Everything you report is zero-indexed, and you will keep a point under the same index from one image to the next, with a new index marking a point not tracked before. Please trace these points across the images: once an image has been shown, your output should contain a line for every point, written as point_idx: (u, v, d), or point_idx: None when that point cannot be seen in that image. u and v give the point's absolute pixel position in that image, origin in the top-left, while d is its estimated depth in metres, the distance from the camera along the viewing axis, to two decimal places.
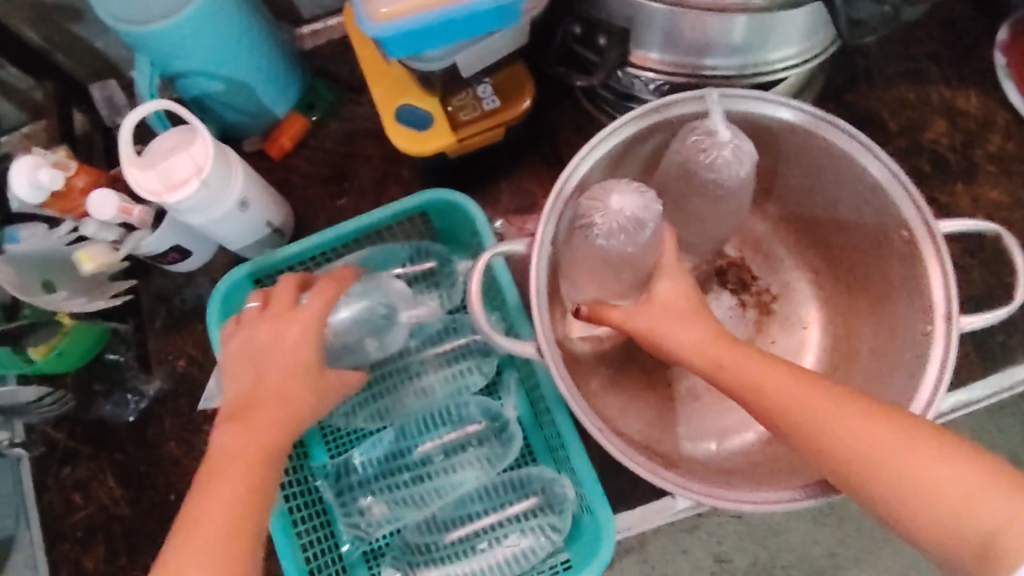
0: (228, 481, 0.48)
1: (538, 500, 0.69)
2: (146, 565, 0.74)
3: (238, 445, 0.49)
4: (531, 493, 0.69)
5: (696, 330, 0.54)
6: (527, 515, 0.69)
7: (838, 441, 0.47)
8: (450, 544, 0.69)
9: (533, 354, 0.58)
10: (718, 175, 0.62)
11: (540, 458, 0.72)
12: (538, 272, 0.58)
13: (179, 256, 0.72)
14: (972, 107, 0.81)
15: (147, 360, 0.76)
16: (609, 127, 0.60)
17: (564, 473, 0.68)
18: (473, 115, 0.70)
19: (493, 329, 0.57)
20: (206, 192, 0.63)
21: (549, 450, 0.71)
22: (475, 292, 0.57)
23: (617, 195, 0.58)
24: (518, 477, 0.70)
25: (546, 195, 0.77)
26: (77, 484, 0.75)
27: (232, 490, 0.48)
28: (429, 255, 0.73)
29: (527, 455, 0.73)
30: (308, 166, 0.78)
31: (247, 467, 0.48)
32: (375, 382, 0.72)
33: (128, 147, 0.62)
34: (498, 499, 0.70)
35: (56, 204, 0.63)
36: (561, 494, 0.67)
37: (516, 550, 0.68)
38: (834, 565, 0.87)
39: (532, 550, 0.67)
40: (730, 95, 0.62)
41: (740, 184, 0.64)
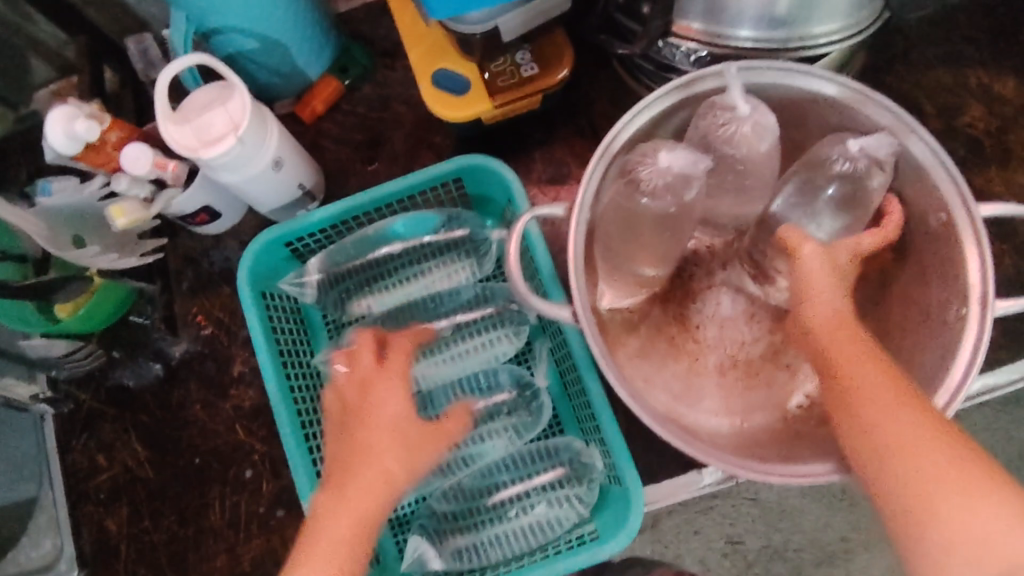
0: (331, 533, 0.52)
1: (565, 470, 0.68)
2: (169, 528, 0.74)
3: (339, 501, 0.54)
4: (559, 464, 0.68)
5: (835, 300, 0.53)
6: (554, 486, 0.68)
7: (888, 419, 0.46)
8: (479, 511, 0.69)
9: (568, 319, 0.57)
10: (742, 150, 0.61)
11: (568, 428, 0.72)
12: (575, 241, 0.58)
13: (208, 217, 0.71)
14: (1010, 92, 0.78)
15: (174, 322, 0.75)
16: (652, 94, 0.60)
17: (592, 444, 0.68)
18: (511, 82, 0.70)
19: (530, 290, 0.56)
20: (241, 150, 0.62)
21: (577, 422, 0.71)
22: (514, 253, 0.56)
23: (666, 151, 0.59)
24: (546, 447, 0.70)
25: (579, 165, 0.76)
26: (101, 445, 0.75)
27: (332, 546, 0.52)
28: (463, 221, 0.72)
29: (555, 424, 0.73)
30: (340, 131, 0.78)
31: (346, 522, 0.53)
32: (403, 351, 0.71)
33: (163, 101, 0.61)
34: (525, 469, 0.70)
35: (88, 157, 0.63)
36: (590, 464, 0.66)
37: (543, 519, 0.67)
38: (846, 551, 0.86)
39: (559, 520, 0.67)
40: (754, 69, 0.61)
41: (761, 160, 0.63)
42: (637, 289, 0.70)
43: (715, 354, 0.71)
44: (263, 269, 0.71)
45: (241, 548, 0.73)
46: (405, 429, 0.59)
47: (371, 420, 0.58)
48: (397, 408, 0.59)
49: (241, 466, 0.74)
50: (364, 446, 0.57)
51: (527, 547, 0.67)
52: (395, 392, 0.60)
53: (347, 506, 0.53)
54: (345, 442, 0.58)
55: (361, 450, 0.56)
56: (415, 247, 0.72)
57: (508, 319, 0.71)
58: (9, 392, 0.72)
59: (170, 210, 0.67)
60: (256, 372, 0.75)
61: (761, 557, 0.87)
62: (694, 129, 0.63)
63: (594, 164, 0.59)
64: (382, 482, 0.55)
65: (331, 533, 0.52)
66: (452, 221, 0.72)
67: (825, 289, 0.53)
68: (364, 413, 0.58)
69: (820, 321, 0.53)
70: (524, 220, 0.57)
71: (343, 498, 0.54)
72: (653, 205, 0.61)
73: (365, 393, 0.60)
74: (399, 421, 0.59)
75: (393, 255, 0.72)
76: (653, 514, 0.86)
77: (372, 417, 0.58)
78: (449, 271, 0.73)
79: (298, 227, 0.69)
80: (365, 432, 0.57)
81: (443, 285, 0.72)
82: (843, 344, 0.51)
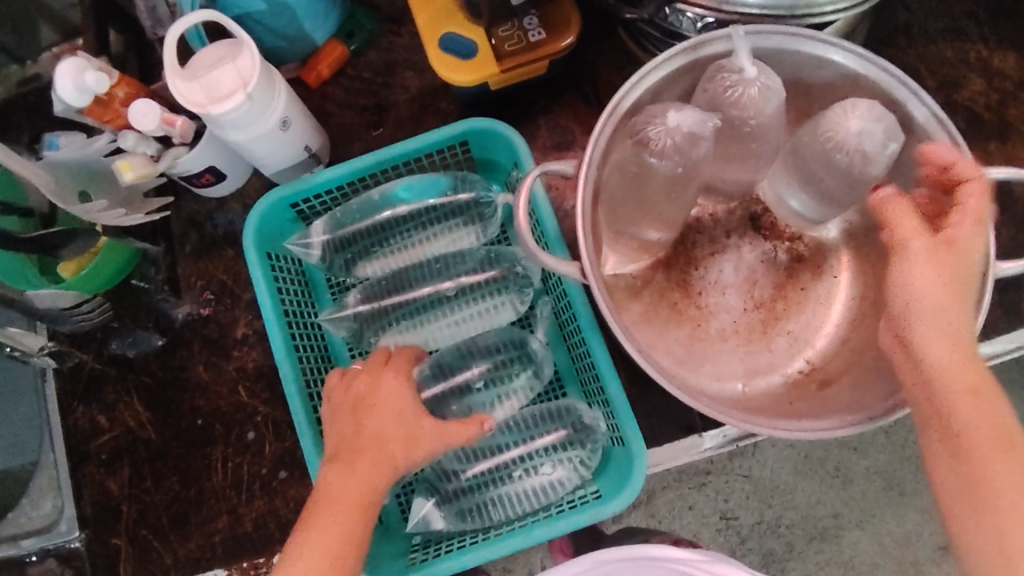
0: (333, 522, 0.54)
1: (569, 433, 0.68)
2: (171, 489, 0.74)
3: (342, 488, 0.55)
4: (563, 426, 0.68)
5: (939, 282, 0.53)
6: (558, 447, 0.68)
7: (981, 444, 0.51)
8: (483, 473, 0.69)
9: (575, 274, 0.57)
10: (742, 114, 0.61)
11: (570, 389, 0.73)
12: (584, 196, 0.58)
13: (213, 178, 0.71)
14: (1010, 67, 0.79)
15: (177, 285, 0.75)
16: (657, 58, 0.60)
17: (596, 405, 0.69)
18: (518, 47, 0.69)
19: (538, 246, 0.56)
20: (250, 107, 0.62)
21: (579, 382, 0.73)
22: (523, 209, 0.56)
23: (674, 112, 0.59)
24: (546, 409, 0.70)
25: (584, 133, 0.76)
26: (102, 407, 0.75)
27: (334, 532, 0.54)
28: (469, 185, 0.72)
29: (558, 384, 0.74)
30: (345, 96, 0.78)
31: (349, 514, 0.54)
32: (408, 312, 0.71)
33: (172, 57, 0.60)
34: (527, 432, 0.70)
35: (95, 112, 0.63)
36: (593, 425, 0.67)
37: (547, 480, 0.68)
38: (837, 526, 0.87)
39: (563, 481, 0.68)
40: (759, 32, 0.61)
41: (767, 124, 0.63)
42: (640, 254, 0.71)
43: (717, 320, 0.71)
44: (269, 228, 0.71)
45: (242, 509, 0.73)
46: (410, 415, 0.58)
47: (378, 407, 0.58)
48: (405, 395, 0.58)
49: (243, 429, 0.74)
50: (368, 438, 0.56)
51: (533, 506, 0.68)
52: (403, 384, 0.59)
53: (349, 496, 0.55)
54: (354, 426, 0.57)
55: (370, 436, 0.56)
56: (421, 210, 0.73)
57: (513, 284, 0.71)
58: (16, 341, 0.73)
59: (175, 170, 0.67)
60: (260, 334, 0.75)
61: (754, 533, 0.88)
62: (699, 93, 0.63)
63: (602, 122, 0.59)
64: (389, 471, 0.56)
65: (337, 519, 0.54)
66: (459, 184, 0.72)
67: (926, 282, 0.53)
68: (372, 399, 0.58)
69: (921, 310, 0.53)
70: (531, 178, 0.57)
71: (351, 485, 0.55)
72: (661, 165, 0.61)
73: (371, 381, 0.59)
74: (408, 407, 0.58)
75: (401, 216, 0.73)
76: (648, 488, 0.87)
77: (379, 405, 0.58)
78: (456, 235, 0.74)
79: (305, 187, 0.70)
80: (375, 416, 0.57)
81: (448, 249, 0.73)
82: (944, 365, 0.52)
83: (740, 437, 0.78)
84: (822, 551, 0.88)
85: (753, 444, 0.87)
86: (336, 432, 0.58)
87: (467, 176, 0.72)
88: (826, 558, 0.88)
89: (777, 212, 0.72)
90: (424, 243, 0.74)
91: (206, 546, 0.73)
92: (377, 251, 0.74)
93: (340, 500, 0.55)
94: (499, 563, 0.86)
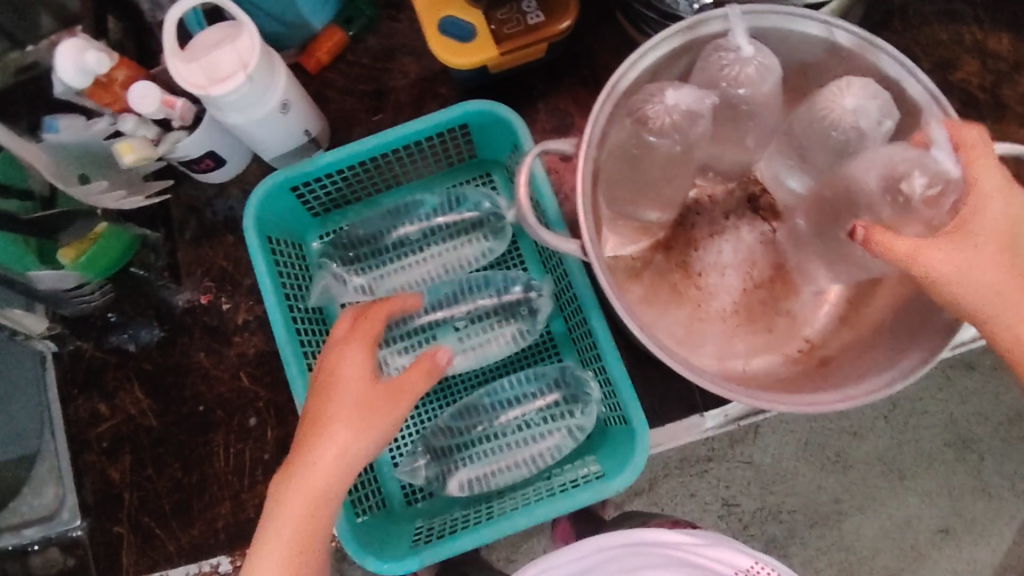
0: (276, 531, 0.52)
1: (559, 395, 0.70)
2: (174, 476, 0.74)
3: (292, 498, 0.52)
4: (553, 389, 0.70)
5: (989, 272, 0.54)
6: (551, 415, 0.70)
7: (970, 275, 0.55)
8: (476, 443, 0.71)
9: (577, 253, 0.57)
10: (741, 93, 0.61)
11: (564, 354, 0.75)
12: (585, 175, 0.57)
13: (212, 163, 0.71)
14: (1004, 48, 0.79)
15: (177, 271, 0.75)
16: (654, 38, 0.60)
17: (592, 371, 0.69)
18: (516, 29, 0.69)
19: (539, 223, 0.56)
20: (250, 88, 0.62)
21: (574, 346, 0.74)
22: (522, 187, 0.56)
23: (672, 90, 0.59)
24: (538, 371, 0.71)
25: (583, 117, 0.77)
26: (103, 394, 0.75)
27: (280, 537, 0.52)
28: (473, 203, 0.73)
29: (552, 352, 0.75)
30: (344, 81, 0.78)
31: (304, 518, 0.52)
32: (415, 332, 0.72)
33: (171, 38, 0.60)
34: (521, 394, 0.71)
35: (94, 93, 0.63)
36: (586, 391, 0.68)
37: (540, 449, 0.69)
38: (838, 511, 0.88)
39: (560, 447, 0.69)
40: (754, 11, 0.61)
41: (764, 103, 0.63)
42: (639, 235, 0.71)
43: (721, 300, 0.71)
44: (268, 212, 0.71)
45: (246, 495, 0.73)
46: (361, 391, 0.54)
47: (327, 395, 0.54)
48: (355, 369, 0.55)
49: (245, 414, 0.74)
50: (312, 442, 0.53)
51: (530, 474, 0.69)
52: (351, 355, 0.56)
53: (301, 495, 0.52)
54: (306, 416, 0.55)
55: (321, 421, 0.54)
56: (424, 231, 0.74)
57: (521, 312, 0.71)
58: (18, 323, 0.71)
59: (173, 154, 0.67)
60: (261, 320, 0.75)
61: (756, 519, 0.88)
62: (697, 73, 0.63)
63: (600, 102, 0.59)
64: (338, 460, 0.53)
65: (283, 528, 0.52)
66: (463, 204, 0.73)
67: (987, 267, 0.54)
68: (323, 387, 0.55)
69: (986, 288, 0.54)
70: (530, 158, 0.57)
71: (313, 472, 0.52)
72: (661, 143, 0.61)
73: (325, 360, 0.56)
74: (356, 384, 0.54)
75: (407, 238, 0.74)
76: (649, 476, 0.87)
77: (327, 400, 0.54)
78: (462, 253, 0.73)
79: (304, 171, 0.69)
80: (323, 412, 0.54)
81: (451, 258, 0.73)
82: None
83: (741, 416, 0.78)
84: (823, 536, 0.88)
85: (753, 431, 0.87)
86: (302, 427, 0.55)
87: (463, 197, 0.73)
88: (827, 543, 0.88)
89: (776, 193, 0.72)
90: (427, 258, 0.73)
91: (209, 531, 0.73)
92: (379, 268, 0.73)
93: (306, 479, 0.52)
94: (502, 553, 0.86)
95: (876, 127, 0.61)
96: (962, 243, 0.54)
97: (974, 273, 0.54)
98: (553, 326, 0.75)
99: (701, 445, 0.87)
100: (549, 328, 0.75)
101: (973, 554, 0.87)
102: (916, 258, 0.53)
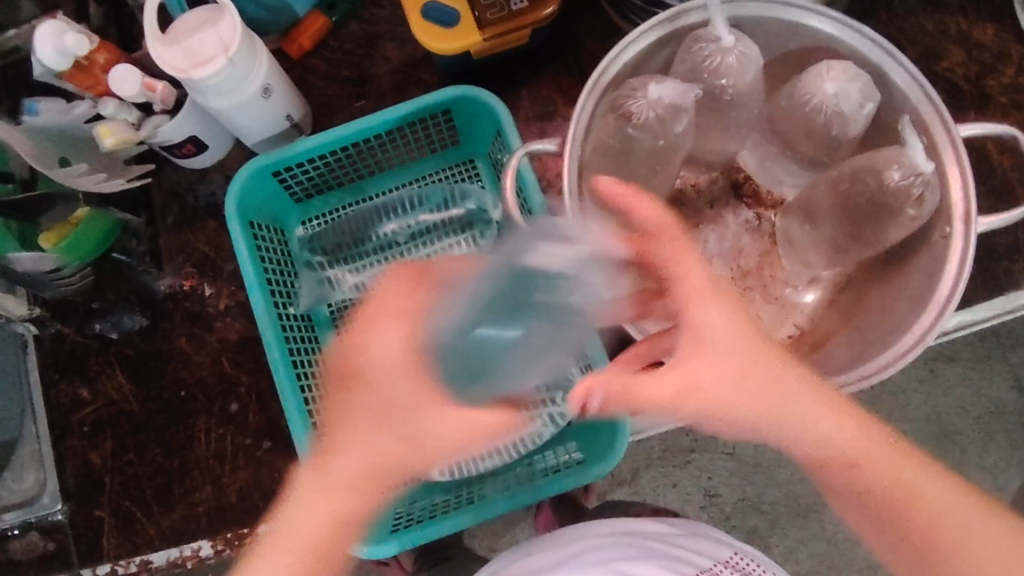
0: (324, 497, 0.57)
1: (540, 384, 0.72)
2: (154, 461, 0.74)
3: (350, 468, 0.58)
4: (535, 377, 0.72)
5: (722, 366, 0.61)
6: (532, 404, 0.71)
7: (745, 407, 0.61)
8: None
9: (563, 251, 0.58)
10: (723, 84, 0.62)
11: None
12: (568, 174, 0.58)
13: (195, 148, 0.71)
14: (987, 39, 0.79)
15: (159, 256, 0.75)
16: (635, 31, 0.60)
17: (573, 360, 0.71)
18: (500, 15, 0.69)
19: None
20: (231, 71, 0.61)
21: None
22: (508, 189, 0.58)
23: (654, 85, 0.60)
24: None
25: (567, 104, 0.77)
26: (84, 379, 0.75)
27: (325, 505, 0.58)
28: (463, 201, 0.76)
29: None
30: (326, 67, 0.78)
31: (359, 490, 0.58)
32: None
33: (152, 22, 0.60)
34: None
35: (75, 77, 0.63)
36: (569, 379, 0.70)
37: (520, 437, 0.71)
38: (819, 503, 0.89)
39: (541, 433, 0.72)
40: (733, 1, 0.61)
41: (745, 92, 0.63)
42: None
43: None
44: (251, 198, 0.71)
45: (226, 479, 0.73)
46: (403, 368, 0.61)
47: (383, 381, 0.60)
48: (385, 345, 0.61)
49: (226, 400, 0.74)
50: (392, 417, 0.59)
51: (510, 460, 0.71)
52: (405, 375, 0.60)
53: (350, 464, 0.58)
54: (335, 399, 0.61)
55: (390, 402, 0.60)
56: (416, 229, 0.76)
57: None
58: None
59: (156, 138, 0.66)
60: (243, 306, 0.75)
61: (737, 509, 0.89)
62: (678, 65, 0.64)
63: (584, 94, 0.58)
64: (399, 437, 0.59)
65: (336, 496, 0.58)
66: (452, 202, 0.76)
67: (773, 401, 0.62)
68: (375, 377, 0.60)
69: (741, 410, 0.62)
70: (514, 159, 0.58)
71: (353, 439, 0.59)
72: (641, 136, 0.62)
73: (358, 346, 0.62)
74: (389, 363, 0.61)
75: (394, 235, 0.77)
76: (632, 467, 0.88)
77: (375, 390, 0.60)
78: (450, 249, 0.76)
79: (287, 157, 0.69)
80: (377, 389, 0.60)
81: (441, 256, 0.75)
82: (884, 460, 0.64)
83: None
84: (804, 527, 0.89)
85: None
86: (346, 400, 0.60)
87: (454, 194, 0.76)
88: (808, 534, 0.89)
89: (760, 180, 0.72)
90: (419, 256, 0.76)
91: (190, 516, 0.73)
92: (366, 264, 0.76)
93: (372, 447, 0.59)
94: (485, 541, 0.88)
95: (855, 110, 0.61)
96: (712, 369, 0.61)
97: (771, 402, 0.63)
98: None
99: (684, 435, 0.88)
100: None
101: None
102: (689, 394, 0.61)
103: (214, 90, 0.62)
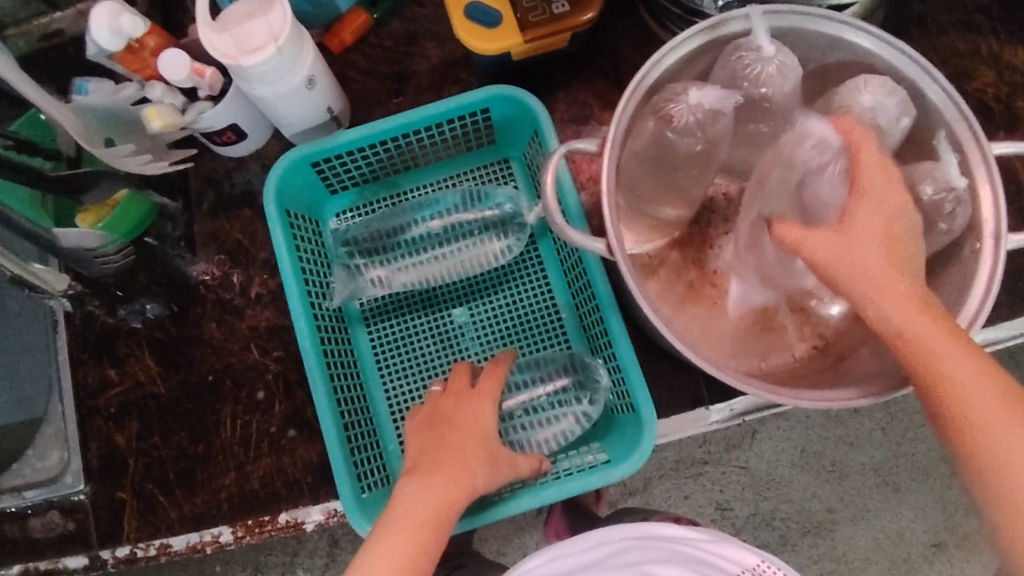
0: (426, 522, 0.52)
1: (569, 381, 0.70)
2: (178, 445, 0.74)
3: (419, 499, 0.53)
4: (563, 374, 0.70)
5: (883, 265, 0.48)
6: (557, 403, 0.70)
7: (862, 261, 0.48)
8: None
9: (602, 251, 0.57)
10: (763, 91, 0.62)
11: (573, 338, 0.75)
12: (608, 175, 0.58)
13: (235, 136, 0.72)
14: (1020, 61, 0.80)
15: (193, 242, 0.76)
16: (678, 36, 0.61)
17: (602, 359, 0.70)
18: (541, 18, 0.70)
19: (566, 222, 0.57)
20: (279, 60, 0.62)
21: (584, 332, 0.75)
22: (548, 185, 0.57)
23: (696, 90, 0.61)
24: (547, 358, 0.72)
25: (603, 109, 0.78)
26: (114, 360, 0.75)
27: (415, 518, 0.52)
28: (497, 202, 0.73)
29: (562, 340, 0.75)
30: (366, 63, 0.79)
31: (424, 523, 0.52)
32: (424, 328, 0.76)
33: (205, 8, 0.61)
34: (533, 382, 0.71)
35: (126, 58, 0.64)
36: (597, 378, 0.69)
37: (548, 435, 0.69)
38: (831, 520, 0.88)
39: (570, 432, 0.69)
40: (775, 11, 0.62)
41: (785, 100, 0.63)
42: (654, 233, 0.70)
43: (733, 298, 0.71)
44: (288, 186, 0.71)
45: (250, 467, 0.73)
46: (489, 441, 0.58)
47: (458, 430, 0.58)
48: (488, 421, 0.59)
49: (254, 387, 0.75)
50: (444, 459, 0.55)
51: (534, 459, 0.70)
52: (486, 407, 0.60)
53: (450, 507, 0.53)
54: (432, 442, 0.57)
55: (450, 444, 0.56)
56: (446, 228, 0.74)
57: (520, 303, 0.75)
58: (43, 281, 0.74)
59: (198, 124, 0.67)
60: (274, 295, 0.75)
61: (749, 524, 0.89)
62: (718, 72, 0.64)
63: (625, 94, 0.59)
64: (466, 484, 0.54)
65: (406, 524, 0.51)
66: (484, 201, 0.73)
67: (868, 261, 0.48)
68: (454, 422, 0.58)
69: (864, 275, 0.48)
70: (556, 155, 0.58)
71: (437, 476, 0.54)
72: (681, 140, 0.62)
73: (455, 402, 0.61)
74: (476, 432, 0.58)
75: (430, 233, 0.74)
76: (645, 477, 0.88)
77: (465, 424, 0.58)
78: (483, 250, 0.74)
79: (326, 148, 0.70)
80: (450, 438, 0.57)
81: (473, 256, 0.73)
82: (934, 332, 0.46)
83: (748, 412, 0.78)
84: (816, 544, 0.89)
85: (750, 436, 0.88)
86: (416, 448, 0.58)
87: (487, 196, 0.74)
88: (819, 552, 0.89)
89: None
90: (451, 255, 0.74)
91: (212, 501, 0.73)
92: (398, 261, 0.74)
93: (439, 486, 0.53)
94: (494, 545, 0.88)
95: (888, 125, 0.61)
96: (847, 237, 0.49)
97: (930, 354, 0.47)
98: (564, 312, 0.76)
99: (698, 447, 0.88)
100: (561, 315, 0.76)
101: (963, 569, 0.88)
102: (801, 247, 0.49)
103: (260, 79, 0.63)
